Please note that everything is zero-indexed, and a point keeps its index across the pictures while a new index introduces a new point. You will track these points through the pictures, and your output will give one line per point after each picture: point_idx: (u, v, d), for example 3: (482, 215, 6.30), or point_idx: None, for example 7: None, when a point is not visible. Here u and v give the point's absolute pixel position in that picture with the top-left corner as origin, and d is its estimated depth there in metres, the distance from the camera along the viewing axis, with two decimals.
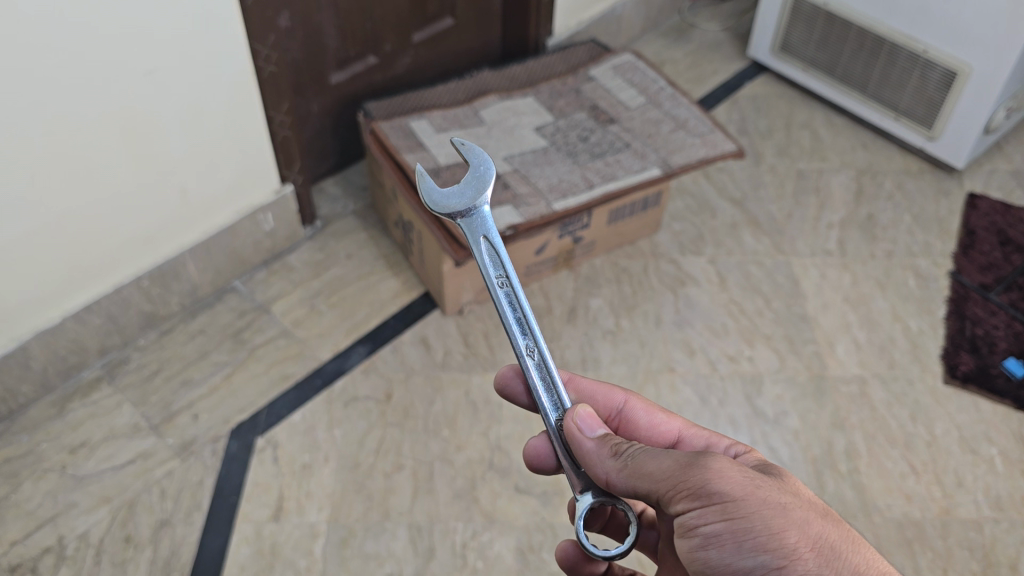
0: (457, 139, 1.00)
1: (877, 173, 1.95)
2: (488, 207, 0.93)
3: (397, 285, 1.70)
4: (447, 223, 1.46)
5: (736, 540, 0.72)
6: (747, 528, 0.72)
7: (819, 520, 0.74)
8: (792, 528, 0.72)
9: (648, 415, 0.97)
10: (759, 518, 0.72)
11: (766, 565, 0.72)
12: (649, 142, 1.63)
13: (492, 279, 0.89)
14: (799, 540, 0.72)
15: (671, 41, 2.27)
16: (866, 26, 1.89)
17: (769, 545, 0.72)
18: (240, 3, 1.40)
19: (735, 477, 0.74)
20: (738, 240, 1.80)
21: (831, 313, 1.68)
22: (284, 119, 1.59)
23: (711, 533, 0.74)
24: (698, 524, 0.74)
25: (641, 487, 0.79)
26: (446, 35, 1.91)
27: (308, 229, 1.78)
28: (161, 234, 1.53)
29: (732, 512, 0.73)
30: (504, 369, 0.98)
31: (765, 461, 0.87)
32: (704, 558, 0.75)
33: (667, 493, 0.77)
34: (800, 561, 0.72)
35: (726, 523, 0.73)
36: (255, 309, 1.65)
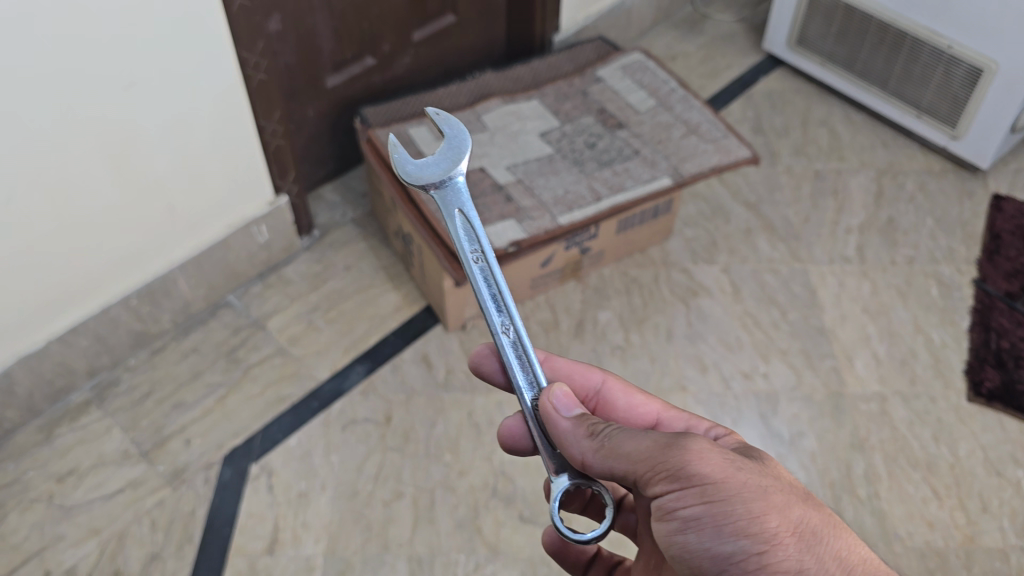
0: (432, 109, 0.95)
1: (898, 173, 1.87)
2: (464, 178, 0.87)
3: (397, 299, 1.63)
4: (448, 241, 1.39)
5: (716, 523, 0.70)
6: (726, 511, 0.70)
7: (800, 505, 0.72)
8: (772, 510, 0.70)
9: (626, 396, 0.95)
10: (739, 501, 0.70)
11: (746, 550, 0.70)
12: (659, 148, 1.55)
13: (466, 255, 0.84)
14: (779, 524, 0.70)
15: (682, 34, 2.18)
16: (886, 20, 1.81)
17: (750, 530, 0.70)
18: (227, 10, 1.33)
19: (715, 458, 0.72)
20: (753, 246, 1.72)
21: (850, 326, 1.60)
22: (275, 128, 1.52)
23: (691, 516, 0.71)
24: (676, 508, 0.72)
25: (618, 468, 0.76)
26: (447, 33, 1.83)
27: (304, 239, 1.71)
28: (149, 250, 1.47)
29: (711, 494, 0.70)
30: (478, 347, 0.94)
31: (745, 442, 0.85)
32: (682, 542, 0.72)
33: (645, 474, 0.74)
34: (780, 546, 0.70)
35: (706, 506, 0.71)
36: (250, 326, 1.59)
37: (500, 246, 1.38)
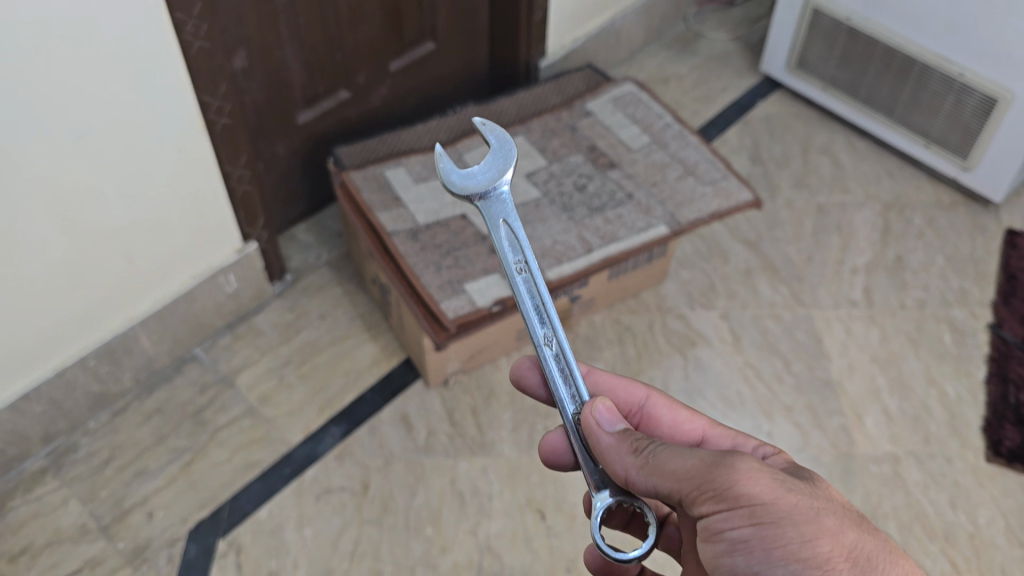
0: (476, 119, 0.93)
1: (906, 206, 1.78)
2: (509, 190, 0.87)
3: (376, 351, 1.53)
4: (427, 299, 1.28)
5: (765, 546, 0.69)
6: (777, 534, 0.68)
7: (853, 528, 0.70)
8: (824, 534, 0.68)
9: (670, 413, 0.92)
10: (790, 524, 0.68)
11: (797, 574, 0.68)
12: (654, 191, 1.45)
13: (509, 265, 0.83)
14: (833, 548, 0.68)
15: (675, 54, 2.07)
16: (893, 45, 1.70)
17: (801, 554, 0.68)
18: (185, 52, 1.21)
19: (764, 479, 0.70)
20: (753, 289, 1.63)
21: (857, 378, 1.51)
22: (242, 172, 1.40)
23: (739, 538, 0.70)
24: (724, 529, 0.70)
25: (662, 486, 0.74)
26: (427, 61, 1.72)
27: (276, 285, 1.60)
28: (109, 305, 1.35)
29: (760, 516, 0.69)
30: (521, 360, 0.93)
31: (792, 463, 0.81)
32: (729, 564, 0.71)
33: (690, 493, 0.72)
34: (832, 572, 0.68)
35: (754, 528, 0.69)
36: (218, 383, 1.48)
37: (485, 304, 1.28)
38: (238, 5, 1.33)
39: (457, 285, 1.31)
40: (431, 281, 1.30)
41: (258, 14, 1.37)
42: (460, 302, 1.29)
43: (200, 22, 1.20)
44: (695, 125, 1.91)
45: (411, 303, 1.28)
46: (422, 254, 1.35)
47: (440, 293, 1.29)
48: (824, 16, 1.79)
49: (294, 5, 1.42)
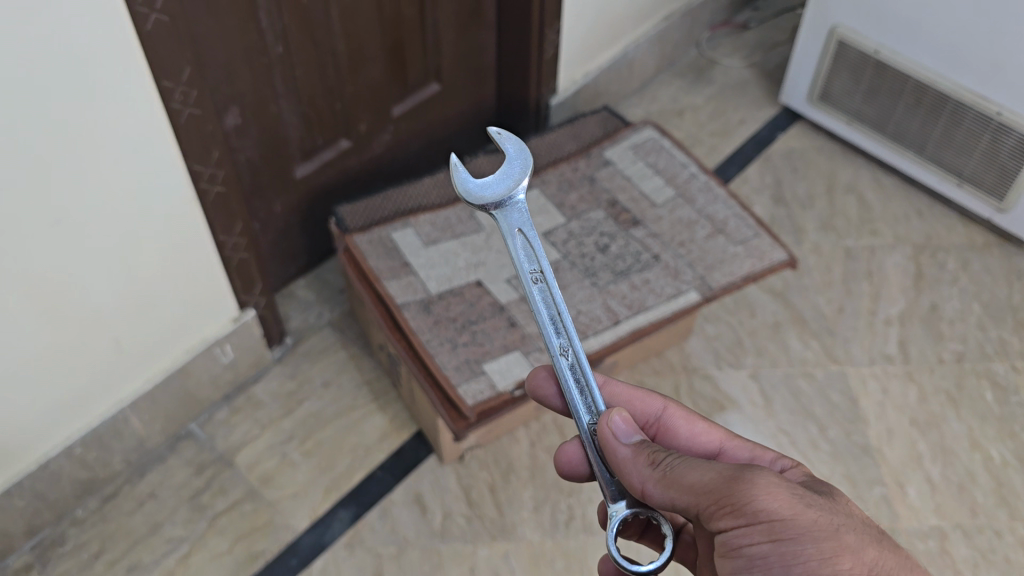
0: (491, 129, 0.88)
1: (938, 249, 1.69)
2: (524, 199, 0.82)
3: (385, 423, 1.43)
4: (443, 382, 1.17)
5: (784, 563, 0.67)
6: (796, 551, 0.67)
7: (873, 545, 0.68)
8: (844, 551, 0.67)
9: (687, 424, 0.88)
10: (809, 541, 0.67)
11: None
12: (682, 252, 1.35)
13: (525, 277, 0.79)
14: (853, 566, 0.66)
15: (689, 83, 1.98)
16: (924, 80, 1.62)
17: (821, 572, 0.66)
18: (175, 122, 1.10)
19: (783, 494, 0.68)
20: (783, 345, 1.54)
21: (897, 442, 1.42)
22: (238, 241, 1.29)
23: (758, 554, 0.68)
24: (742, 545, 0.68)
25: (678, 500, 0.72)
26: (431, 103, 1.61)
27: (276, 350, 1.49)
28: (96, 391, 1.24)
29: (779, 532, 0.67)
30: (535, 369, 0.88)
31: (812, 476, 0.79)
32: None
33: (708, 508, 0.71)
34: None
35: (773, 544, 0.67)
36: (215, 462, 1.38)
37: (506, 387, 1.18)
38: (231, 60, 1.22)
39: (474, 365, 1.21)
40: (447, 360, 1.20)
41: (252, 69, 1.26)
42: (479, 385, 1.19)
43: (189, 89, 1.09)
44: (714, 161, 1.82)
45: (425, 387, 1.17)
46: (435, 329, 1.24)
47: (456, 375, 1.19)
48: (850, 48, 1.70)
49: (291, 56, 1.31)
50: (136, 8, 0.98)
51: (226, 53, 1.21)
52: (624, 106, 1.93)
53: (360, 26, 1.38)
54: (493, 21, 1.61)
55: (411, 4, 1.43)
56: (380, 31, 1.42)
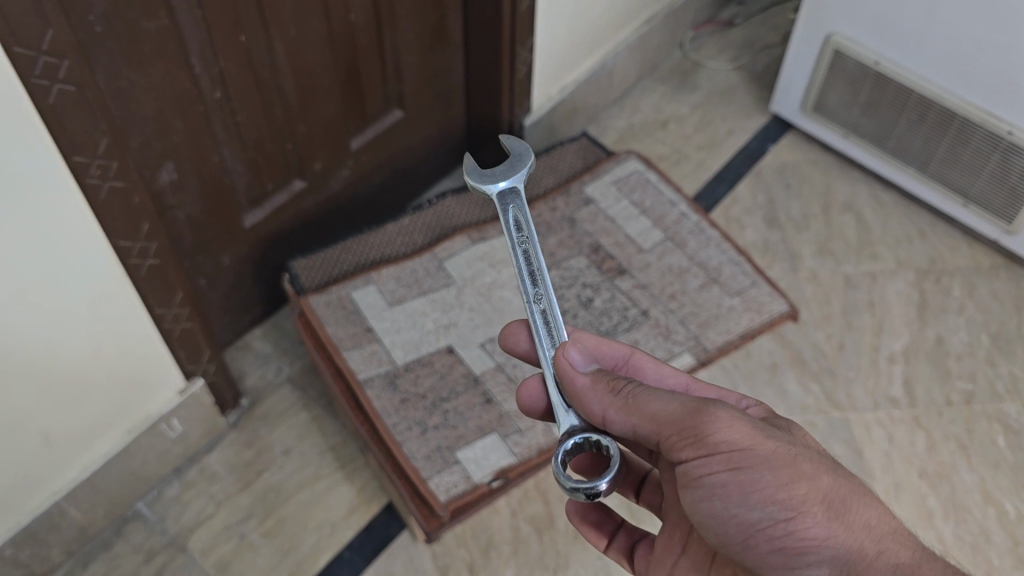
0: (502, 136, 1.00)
1: (942, 273, 1.58)
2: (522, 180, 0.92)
3: (352, 495, 1.31)
4: (413, 478, 1.12)
5: (742, 490, 0.71)
6: (754, 478, 0.70)
7: (828, 474, 0.72)
8: (800, 478, 0.71)
9: (654, 367, 0.92)
10: (766, 469, 0.71)
11: (773, 517, 0.70)
12: (673, 307, 1.30)
13: (512, 234, 0.88)
14: (807, 491, 0.70)
15: (673, 89, 1.86)
16: (929, 96, 1.49)
17: (777, 497, 0.70)
18: (93, 200, 0.95)
19: (742, 427, 0.72)
20: (781, 389, 1.42)
21: (906, 498, 1.32)
22: (180, 311, 1.15)
23: (717, 483, 0.72)
24: (702, 474, 0.72)
25: (642, 428, 0.77)
26: (395, 132, 1.47)
27: (231, 414, 1.37)
28: (26, 487, 1.10)
29: (739, 461, 0.71)
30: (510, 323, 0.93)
31: (773, 412, 0.82)
32: (708, 508, 0.73)
33: (672, 439, 0.75)
34: (807, 513, 0.70)
35: (732, 472, 0.71)
36: (167, 547, 1.25)
37: (482, 480, 1.13)
38: (160, 114, 1.07)
39: (447, 452, 1.15)
40: (416, 448, 1.14)
41: (186, 120, 1.11)
42: (453, 476, 1.13)
43: (108, 162, 0.94)
44: (701, 179, 1.70)
45: (395, 483, 1.12)
46: (404, 413, 1.17)
47: (427, 466, 1.13)
48: (847, 58, 1.57)
49: (231, 101, 1.16)
50: (33, 81, 0.82)
51: (154, 107, 1.06)
52: (603, 118, 1.80)
53: (310, 60, 1.22)
54: (459, 38, 1.46)
55: (367, 30, 1.28)
56: (333, 62, 1.27)
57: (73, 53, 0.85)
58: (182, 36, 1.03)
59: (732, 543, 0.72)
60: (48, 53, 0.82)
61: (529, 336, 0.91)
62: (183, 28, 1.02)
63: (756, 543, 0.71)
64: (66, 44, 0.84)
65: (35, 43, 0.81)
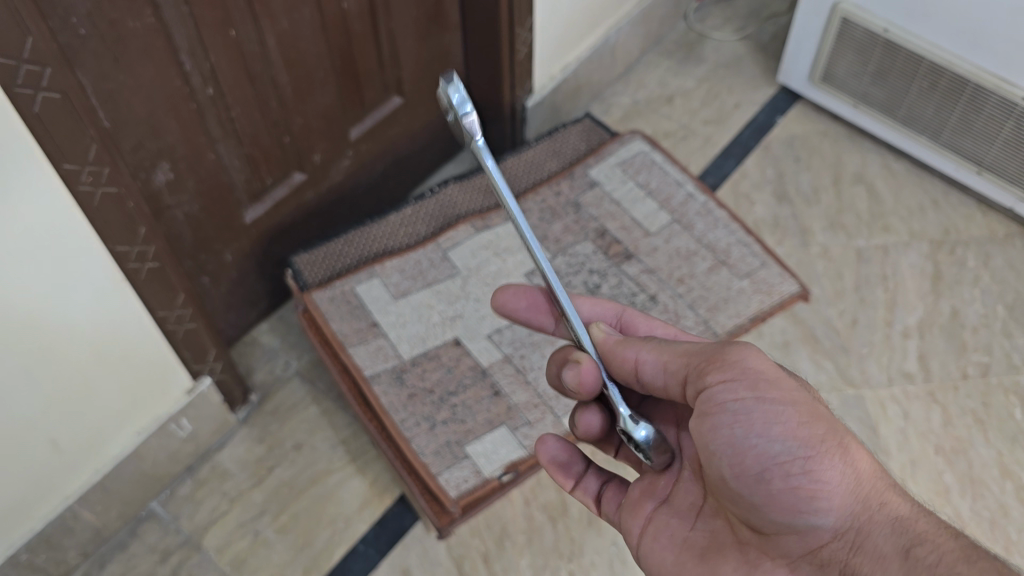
0: None
1: (956, 244, 1.55)
2: None
3: (365, 488, 1.31)
4: (424, 475, 1.13)
5: (766, 420, 0.70)
6: (779, 412, 0.70)
7: (842, 425, 0.72)
8: (819, 419, 0.71)
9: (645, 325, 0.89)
10: (791, 405, 0.70)
11: (792, 453, 0.69)
12: (680, 290, 1.31)
13: None
14: (826, 433, 0.70)
15: (678, 63, 1.83)
16: (939, 63, 1.45)
17: (798, 433, 0.70)
18: (87, 207, 0.94)
19: (770, 364, 0.72)
20: (794, 367, 1.40)
21: (922, 475, 1.30)
22: (183, 311, 1.14)
23: (741, 411, 0.70)
24: (726, 400, 0.71)
25: (674, 367, 0.76)
26: (394, 119, 1.45)
27: (241, 410, 1.37)
28: (38, 493, 1.10)
29: (765, 393, 0.71)
30: (506, 290, 0.90)
31: None
32: (725, 438, 0.71)
33: (701, 371, 0.73)
34: (824, 453, 0.69)
35: (758, 401, 0.70)
36: (182, 546, 1.26)
37: (493, 474, 1.14)
38: (152, 114, 1.05)
39: (457, 447, 1.16)
40: (425, 443, 1.16)
41: (179, 119, 1.09)
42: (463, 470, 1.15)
43: (99, 168, 0.93)
44: (709, 154, 1.68)
45: (404, 478, 1.14)
46: (414, 410, 1.18)
47: (436, 462, 1.14)
48: (855, 27, 1.53)
49: (224, 97, 1.14)
50: (17, 90, 0.81)
51: (145, 107, 1.04)
52: (608, 95, 1.78)
53: (304, 50, 1.20)
54: (457, 21, 1.43)
55: (360, 18, 1.25)
56: (327, 52, 1.24)
57: (55, 60, 0.83)
58: (170, 35, 1.01)
59: (743, 477, 0.70)
60: (30, 62, 0.81)
61: (527, 306, 0.89)
62: (171, 26, 1.00)
63: (770, 478, 0.69)
64: (47, 52, 0.82)
65: (15, 52, 0.80)
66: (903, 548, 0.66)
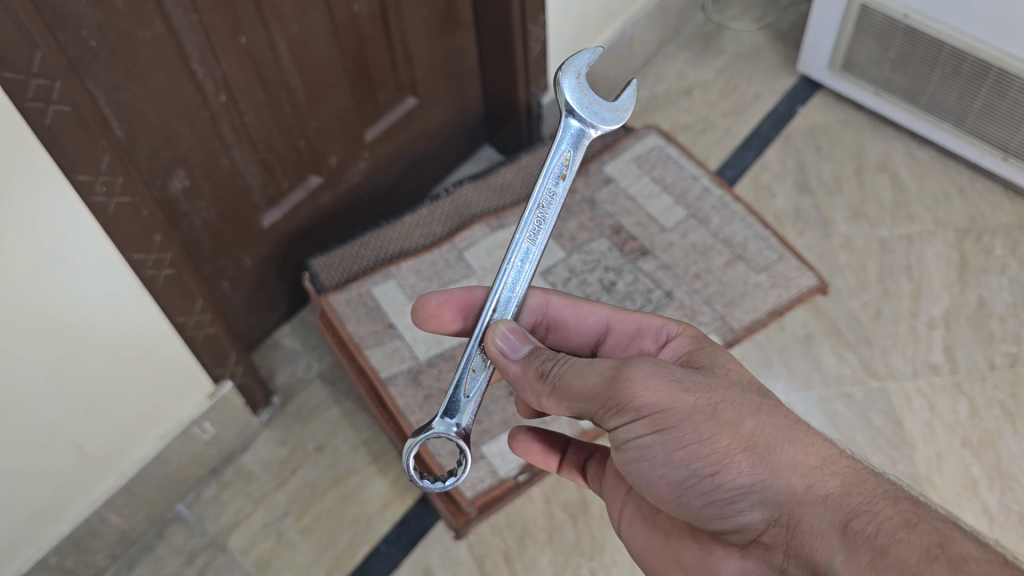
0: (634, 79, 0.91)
1: (983, 232, 1.52)
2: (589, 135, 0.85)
3: (386, 489, 1.32)
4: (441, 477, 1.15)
5: (667, 450, 0.67)
6: (677, 439, 0.66)
7: (753, 416, 0.67)
8: (723, 429, 0.66)
9: (572, 311, 0.90)
10: (688, 425, 0.66)
11: (700, 473, 0.66)
12: (697, 286, 1.30)
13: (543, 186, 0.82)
14: (732, 441, 0.66)
15: (697, 55, 1.81)
16: (962, 48, 1.42)
17: (701, 453, 0.66)
18: (102, 217, 0.95)
19: (660, 384, 0.68)
20: (816, 360, 1.38)
21: (949, 469, 1.28)
22: (201, 317, 1.15)
23: (643, 447, 0.68)
24: (627, 439, 0.69)
25: (570, 405, 0.73)
26: (410, 119, 1.45)
27: (264, 413, 1.38)
28: (64, 498, 1.13)
29: (660, 422, 0.67)
30: (425, 301, 0.89)
31: (693, 345, 0.80)
32: (638, 470, 0.70)
33: (598, 410, 0.71)
34: (732, 464, 0.65)
35: (655, 436, 0.67)
36: (208, 548, 1.27)
37: (509, 474, 1.18)
38: (164, 122, 1.06)
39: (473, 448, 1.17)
40: (443, 443, 1.17)
41: (193, 126, 1.11)
42: (479, 470, 1.19)
43: (113, 178, 0.94)
44: (729, 146, 1.66)
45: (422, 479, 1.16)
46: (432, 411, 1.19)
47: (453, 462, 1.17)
48: (875, 13, 1.51)
49: (237, 103, 1.15)
50: (27, 105, 0.82)
51: (158, 116, 1.05)
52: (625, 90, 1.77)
53: (316, 54, 1.21)
54: (470, 20, 1.43)
55: (372, 20, 1.26)
56: (340, 55, 1.25)
57: (65, 74, 0.84)
58: (181, 43, 1.02)
59: (666, 500, 0.69)
60: (39, 75, 0.82)
61: (452, 316, 0.90)
62: (181, 35, 1.02)
63: (687, 499, 0.68)
64: (56, 66, 0.83)
65: (24, 67, 0.81)
66: (836, 524, 0.61)
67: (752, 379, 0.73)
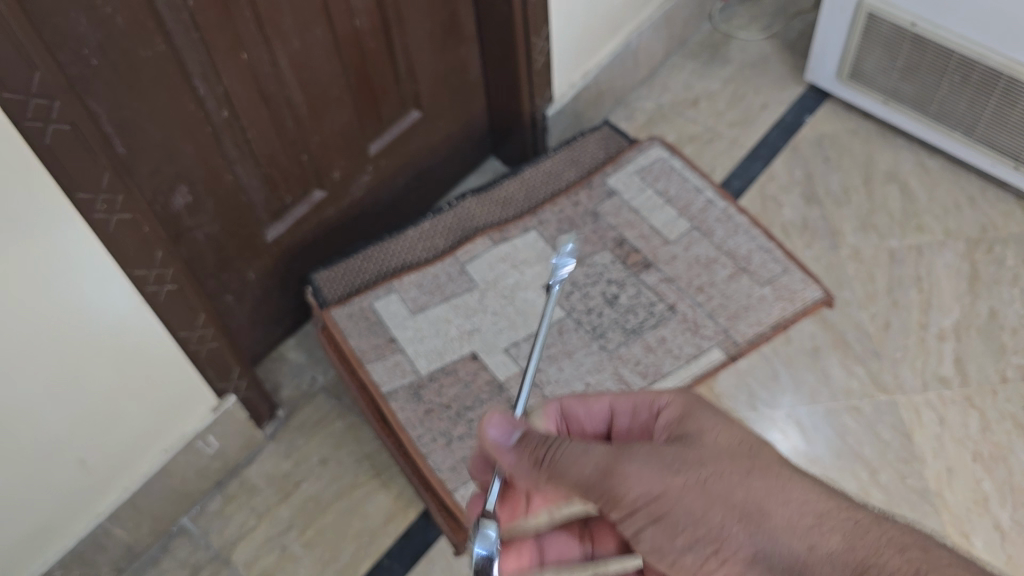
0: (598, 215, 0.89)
1: (995, 242, 1.50)
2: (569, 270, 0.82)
3: (389, 502, 1.32)
4: (441, 491, 1.14)
5: (668, 535, 0.66)
6: (671, 524, 0.66)
7: (743, 481, 0.66)
8: (715, 504, 0.65)
9: (581, 406, 0.84)
10: (682, 509, 0.66)
11: (704, 551, 0.66)
12: (700, 299, 1.30)
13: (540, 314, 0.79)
14: (725, 515, 0.65)
15: (703, 64, 1.81)
16: (970, 57, 1.41)
17: (700, 532, 0.65)
18: (104, 235, 0.96)
19: (648, 472, 0.66)
20: (823, 372, 1.37)
21: (959, 484, 1.26)
22: (204, 331, 1.16)
23: (644, 533, 0.68)
24: (630, 528, 0.68)
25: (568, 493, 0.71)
26: (413, 132, 1.45)
27: (270, 425, 1.39)
28: (68, 513, 1.13)
29: (655, 511, 0.66)
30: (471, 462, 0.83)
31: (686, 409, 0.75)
32: (647, 551, 0.69)
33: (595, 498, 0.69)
34: (732, 538, 0.64)
35: (654, 523, 0.66)
36: (211, 561, 1.28)
37: None
38: (167, 138, 1.07)
39: None
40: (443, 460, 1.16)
41: (196, 142, 1.11)
42: None
43: (113, 196, 0.95)
44: (735, 157, 1.65)
45: (422, 494, 1.15)
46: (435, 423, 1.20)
47: (452, 478, 1.15)
48: (882, 22, 1.49)
49: (239, 118, 1.15)
50: (26, 125, 0.83)
51: (160, 133, 1.06)
52: (631, 100, 1.76)
53: (317, 69, 1.21)
54: (473, 32, 1.43)
55: (373, 34, 1.26)
56: (341, 69, 1.25)
57: (64, 93, 0.85)
58: (182, 60, 1.03)
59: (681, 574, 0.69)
60: (38, 95, 0.83)
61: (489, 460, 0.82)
62: (182, 52, 1.02)
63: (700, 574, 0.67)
64: (55, 86, 0.84)
65: (23, 87, 0.81)
66: None
67: (739, 432, 0.71)
